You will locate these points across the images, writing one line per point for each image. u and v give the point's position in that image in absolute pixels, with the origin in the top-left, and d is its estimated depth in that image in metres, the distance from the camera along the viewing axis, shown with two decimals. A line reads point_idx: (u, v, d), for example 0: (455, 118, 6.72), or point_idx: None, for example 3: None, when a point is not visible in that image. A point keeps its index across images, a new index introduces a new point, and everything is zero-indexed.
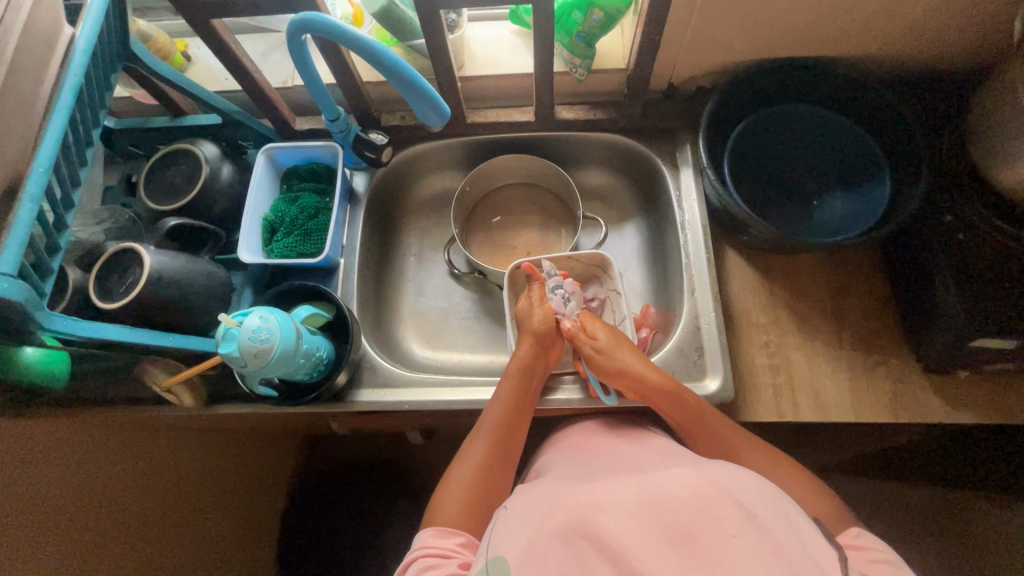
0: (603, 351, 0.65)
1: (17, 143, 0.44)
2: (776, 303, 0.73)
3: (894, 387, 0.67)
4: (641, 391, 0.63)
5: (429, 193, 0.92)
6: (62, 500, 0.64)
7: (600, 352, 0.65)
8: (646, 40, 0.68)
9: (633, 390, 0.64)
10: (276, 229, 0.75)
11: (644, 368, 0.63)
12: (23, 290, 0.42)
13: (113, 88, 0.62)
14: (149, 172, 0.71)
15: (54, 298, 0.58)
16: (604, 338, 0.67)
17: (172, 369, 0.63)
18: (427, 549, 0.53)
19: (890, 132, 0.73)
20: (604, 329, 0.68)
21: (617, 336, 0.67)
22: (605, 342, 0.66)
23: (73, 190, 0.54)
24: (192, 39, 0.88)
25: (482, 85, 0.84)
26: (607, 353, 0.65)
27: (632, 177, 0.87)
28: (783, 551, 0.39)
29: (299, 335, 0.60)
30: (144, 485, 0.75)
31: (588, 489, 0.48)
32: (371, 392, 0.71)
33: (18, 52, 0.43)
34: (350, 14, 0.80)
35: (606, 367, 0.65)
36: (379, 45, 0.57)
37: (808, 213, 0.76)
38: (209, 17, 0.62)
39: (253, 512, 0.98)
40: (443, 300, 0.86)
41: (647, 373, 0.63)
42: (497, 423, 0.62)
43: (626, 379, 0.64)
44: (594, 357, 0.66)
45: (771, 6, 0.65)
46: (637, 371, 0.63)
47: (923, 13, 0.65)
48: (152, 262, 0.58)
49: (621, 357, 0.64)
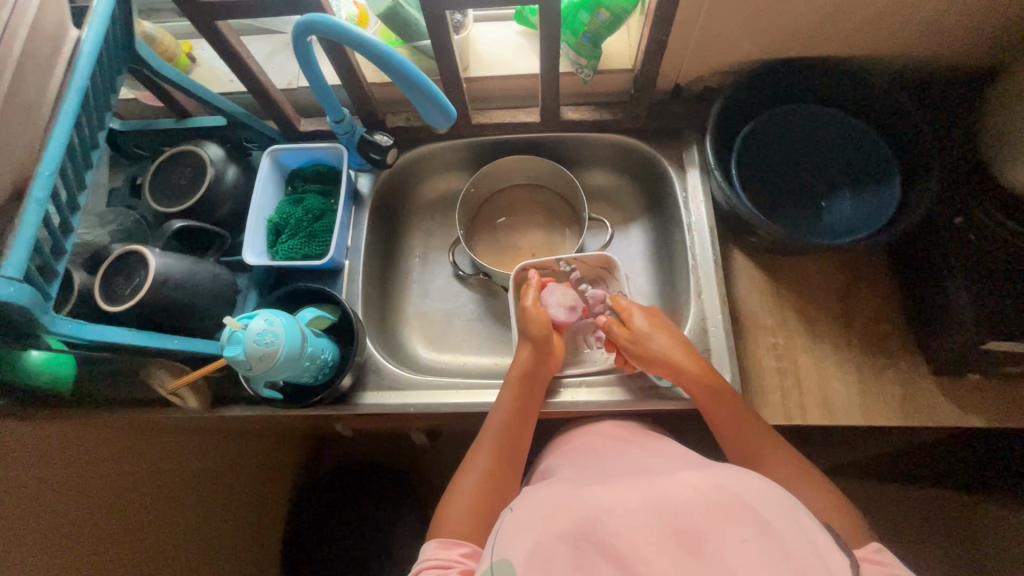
0: (639, 339, 0.65)
1: (24, 146, 0.44)
2: (784, 305, 0.73)
3: (903, 389, 0.67)
4: (677, 378, 0.64)
5: (434, 194, 0.91)
6: (66, 503, 0.64)
7: (638, 339, 0.65)
8: (653, 41, 0.67)
9: (669, 375, 0.64)
10: (281, 230, 0.75)
11: (681, 355, 0.63)
12: (29, 294, 0.42)
13: (118, 91, 0.62)
14: (154, 174, 0.71)
15: (60, 300, 0.58)
16: (640, 323, 0.66)
17: (179, 371, 0.63)
18: (431, 560, 0.52)
19: (900, 131, 0.73)
20: (640, 313, 0.68)
21: (653, 320, 0.67)
22: (643, 326, 0.66)
23: (79, 193, 0.54)
24: (197, 40, 0.88)
25: (487, 86, 0.84)
26: (644, 339, 0.65)
27: (638, 178, 0.86)
28: (792, 556, 0.39)
29: (305, 338, 0.60)
30: (150, 488, 0.75)
31: (593, 493, 0.48)
32: (376, 394, 0.71)
33: (25, 53, 0.43)
34: (355, 14, 0.80)
35: (645, 354, 0.64)
36: (384, 45, 0.56)
37: (817, 214, 0.75)
38: (213, 19, 0.61)
39: (256, 515, 0.98)
40: (448, 301, 0.86)
41: (684, 360, 0.63)
42: (500, 430, 0.62)
43: (664, 363, 0.64)
44: (631, 344, 0.65)
45: (782, 5, 0.65)
46: (674, 357, 0.63)
47: (935, 13, 0.64)
48: (157, 264, 0.58)
49: (658, 342, 0.64)
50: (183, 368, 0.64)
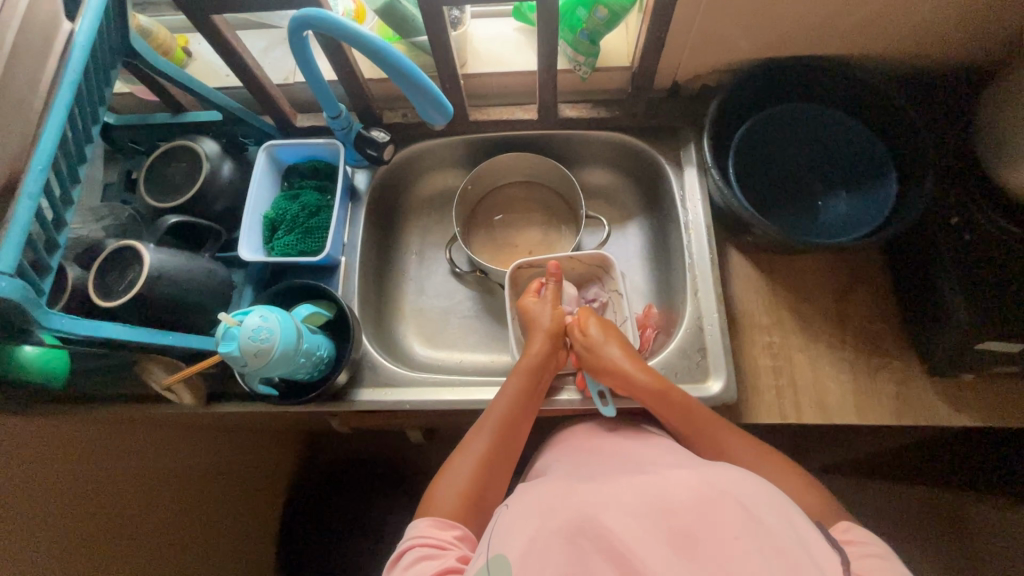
0: (592, 347, 0.66)
1: (15, 141, 0.43)
2: (779, 303, 0.73)
3: (898, 388, 0.67)
4: (629, 389, 0.63)
5: (431, 191, 0.91)
6: (55, 499, 0.63)
7: (591, 347, 0.66)
8: (652, 38, 0.67)
9: (620, 386, 0.64)
10: (277, 226, 0.75)
11: (631, 366, 0.63)
12: (20, 289, 0.42)
13: (112, 85, 0.61)
14: (149, 169, 0.70)
15: (53, 294, 0.57)
16: (594, 333, 0.67)
17: (173, 367, 0.64)
18: (424, 538, 0.52)
19: (896, 131, 0.73)
20: (597, 324, 0.68)
21: (608, 332, 0.67)
22: (596, 337, 0.67)
23: (72, 187, 0.53)
24: (193, 35, 0.87)
25: (485, 83, 0.84)
26: (595, 349, 0.66)
27: (636, 175, 0.86)
28: (785, 552, 0.39)
29: (300, 334, 0.60)
30: (139, 484, 0.74)
31: (587, 489, 0.48)
32: (371, 391, 0.71)
33: (16, 47, 0.42)
34: (352, 10, 0.79)
35: (595, 364, 0.65)
36: (380, 42, 0.56)
37: (814, 214, 0.74)
38: (208, 13, 0.61)
39: (252, 510, 0.98)
40: (444, 299, 0.86)
41: (634, 371, 0.63)
42: (502, 419, 0.61)
43: (613, 376, 0.64)
44: (583, 354, 0.66)
45: (780, 4, 0.64)
46: (623, 367, 0.63)
47: (933, 12, 0.64)
48: (153, 260, 0.58)
49: (609, 353, 0.64)
50: (178, 363, 0.64)
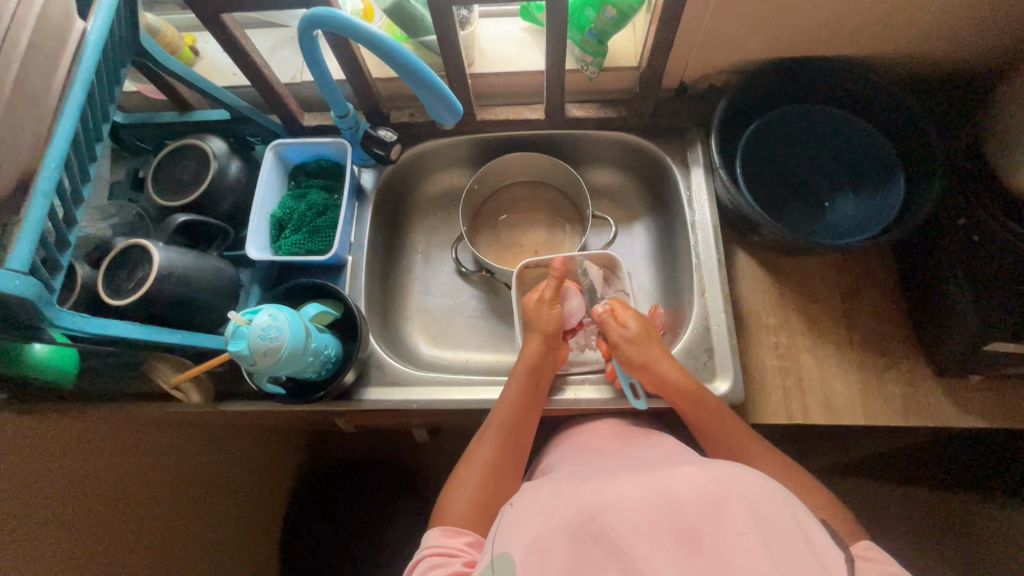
0: (632, 339, 0.67)
1: (29, 140, 0.43)
2: (786, 304, 0.73)
3: (904, 389, 0.67)
4: (660, 385, 0.64)
5: (437, 191, 0.91)
6: (66, 492, 0.63)
7: (629, 341, 0.67)
8: (658, 40, 0.67)
9: (651, 382, 0.65)
10: (284, 225, 0.75)
11: (666, 365, 0.64)
12: (33, 286, 0.42)
13: (121, 83, 0.61)
14: (156, 167, 0.71)
15: (62, 294, 0.58)
16: (635, 326, 0.67)
17: (180, 365, 0.64)
18: (435, 548, 0.52)
19: (903, 132, 0.73)
20: (636, 318, 0.69)
21: (648, 326, 0.68)
22: (636, 331, 0.67)
23: (83, 185, 0.53)
24: (201, 33, 0.88)
25: (492, 83, 0.84)
26: (635, 342, 0.66)
27: (642, 175, 0.86)
28: (791, 552, 0.39)
29: (308, 333, 0.60)
30: (150, 480, 0.74)
31: (594, 488, 0.48)
32: (378, 390, 0.71)
33: (31, 45, 0.42)
34: (360, 9, 0.79)
35: (634, 357, 0.65)
36: (390, 39, 0.56)
37: (819, 211, 0.76)
38: (216, 12, 0.61)
39: (256, 507, 0.98)
40: (450, 298, 0.86)
41: (669, 369, 0.64)
42: (504, 422, 0.62)
43: (649, 371, 0.64)
44: (623, 345, 0.66)
45: (788, 5, 0.64)
46: (660, 367, 0.64)
47: (942, 13, 0.64)
48: (162, 259, 0.58)
49: (649, 350, 0.65)
50: (185, 361, 0.64)
